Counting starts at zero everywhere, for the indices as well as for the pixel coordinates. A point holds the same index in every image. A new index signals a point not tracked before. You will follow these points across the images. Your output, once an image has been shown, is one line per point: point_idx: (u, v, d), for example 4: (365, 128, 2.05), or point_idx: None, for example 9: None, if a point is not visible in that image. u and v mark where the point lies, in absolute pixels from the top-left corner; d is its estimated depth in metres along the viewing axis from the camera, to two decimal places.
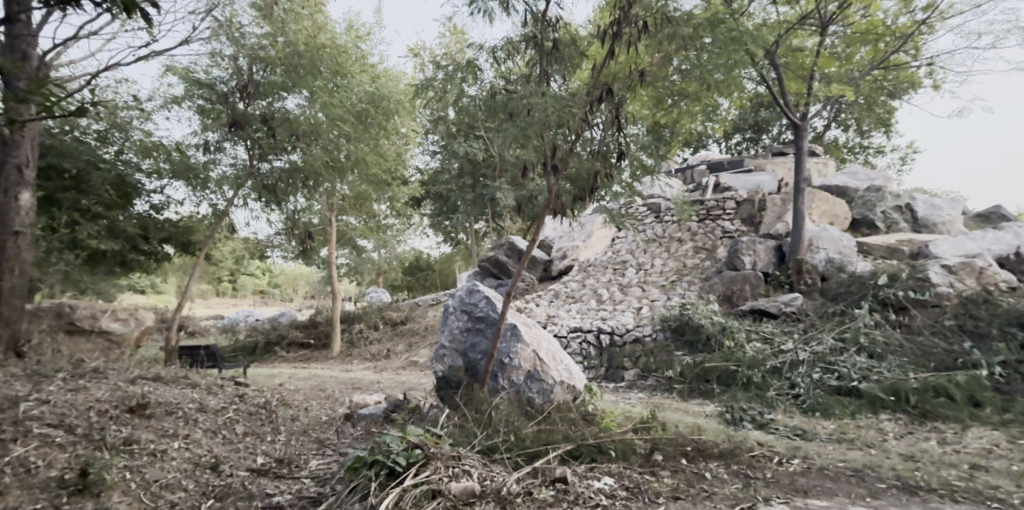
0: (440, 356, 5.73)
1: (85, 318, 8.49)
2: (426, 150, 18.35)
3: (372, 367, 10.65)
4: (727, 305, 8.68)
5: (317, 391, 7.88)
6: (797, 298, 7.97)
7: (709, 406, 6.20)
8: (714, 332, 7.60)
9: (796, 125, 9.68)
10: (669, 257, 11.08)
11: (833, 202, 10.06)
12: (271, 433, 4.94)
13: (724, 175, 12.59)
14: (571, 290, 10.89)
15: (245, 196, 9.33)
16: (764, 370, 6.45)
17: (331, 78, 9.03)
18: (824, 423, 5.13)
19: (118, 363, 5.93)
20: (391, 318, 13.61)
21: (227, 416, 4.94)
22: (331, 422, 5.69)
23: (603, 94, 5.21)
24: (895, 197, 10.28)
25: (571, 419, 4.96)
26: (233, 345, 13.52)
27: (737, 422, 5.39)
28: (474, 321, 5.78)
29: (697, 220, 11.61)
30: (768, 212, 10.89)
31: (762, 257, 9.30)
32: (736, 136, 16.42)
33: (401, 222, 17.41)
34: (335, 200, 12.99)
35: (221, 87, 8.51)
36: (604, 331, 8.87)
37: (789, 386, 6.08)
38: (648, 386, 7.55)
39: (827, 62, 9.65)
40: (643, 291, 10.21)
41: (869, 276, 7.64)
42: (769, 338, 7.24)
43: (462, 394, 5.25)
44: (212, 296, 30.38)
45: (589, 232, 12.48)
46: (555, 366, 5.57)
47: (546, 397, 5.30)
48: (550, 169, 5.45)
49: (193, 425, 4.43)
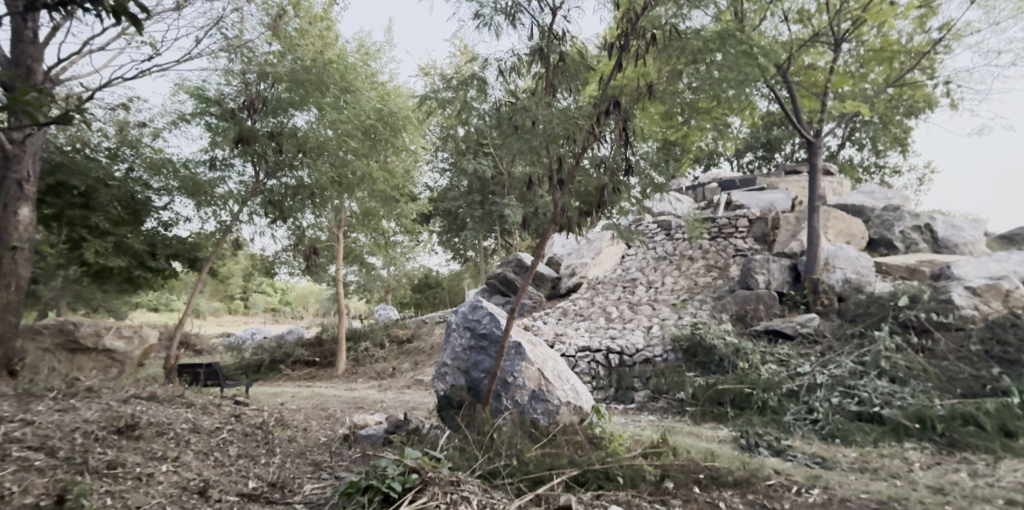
0: (442, 374, 5.57)
1: (88, 335, 8.41)
2: (435, 167, 18.33)
3: (377, 386, 10.47)
4: (740, 325, 8.43)
5: (319, 410, 7.71)
6: (813, 319, 7.77)
7: (722, 430, 5.96)
8: (727, 353, 7.37)
9: (811, 142, 9.48)
10: (681, 275, 10.85)
11: (849, 220, 9.82)
12: (266, 455, 4.77)
13: (736, 193, 12.39)
14: (579, 308, 10.68)
15: (252, 212, 9.24)
16: (780, 394, 6.22)
17: (337, 97, 8.96)
18: (844, 451, 4.87)
19: (115, 382, 5.79)
20: (397, 336, 13.45)
21: (221, 437, 4.78)
22: (330, 444, 5.52)
23: (609, 107, 5.12)
24: (914, 216, 10.01)
25: (577, 442, 4.74)
26: (238, 362, 13.39)
27: (752, 448, 5.15)
28: (477, 338, 5.61)
29: (709, 238, 11.40)
30: (782, 230, 10.65)
31: (776, 276, 9.06)
32: (749, 154, 16.24)
33: (410, 239, 17.34)
34: (343, 216, 12.92)
35: (230, 104, 8.42)
36: (614, 351, 8.69)
37: (806, 410, 5.83)
38: (659, 409, 7.31)
39: (840, 80, 9.40)
40: (653, 310, 9.99)
41: (889, 297, 7.38)
42: (785, 360, 6.99)
43: (464, 414, 5.07)
44: (223, 313, 30.44)
45: (598, 249, 12.30)
46: (561, 385, 5.36)
47: (551, 419, 5.09)
48: (556, 183, 5.28)
49: (184, 447, 4.27)
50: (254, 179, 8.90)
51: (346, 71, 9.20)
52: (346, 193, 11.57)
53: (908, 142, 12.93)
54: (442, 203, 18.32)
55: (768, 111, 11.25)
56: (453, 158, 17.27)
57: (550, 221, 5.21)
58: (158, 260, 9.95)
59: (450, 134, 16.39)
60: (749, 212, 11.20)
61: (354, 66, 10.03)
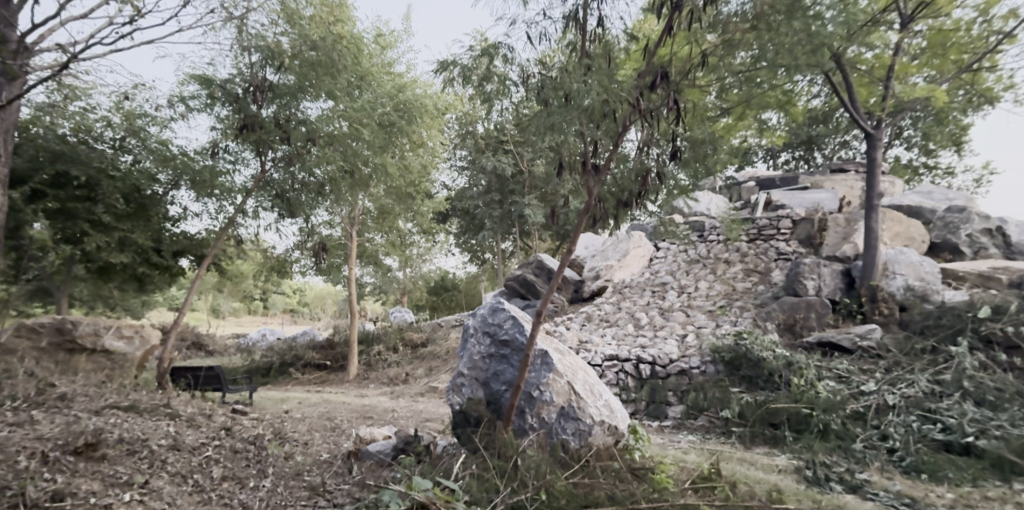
0: (458, 386, 4.86)
1: (87, 335, 7.86)
2: (454, 166, 17.69)
3: (389, 393, 9.84)
4: (789, 335, 7.67)
5: (324, 420, 7.09)
6: (874, 331, 6.98)
7: (779, 457, 5.24)
8: (778, 368, 6.58)
9: (869, 134, 8.57)
10: (716, 280, 10.07)
11: (906, 223, 9.05)
12: (256, 477, 4.11)
13: (776, 193, 11.55)
14: (606, 314, 9.96)
15: (259, 205, 8.51)
16: (844, 416, 5.54)
17: (348, 83, 8.29)
18: (937, 492, 4.14)
19: (96, 388, 5.17)
20: (411, 340, 12.84)
21: (205, 455, 4.12)
22: (332, 462, 4.86)
23: (657, 79, 4.28)
24: (983, 219, 9.09)
25: (615, 472, 4.02)
26: (246, 364, 12.87)
27: (822, 483, 4.42)
28: (497, 346, 4.88)
29: (747, 240, 10.60)
30: (831, 232, 9.80)
31: (827, 282, 8.25)
32: (785, 154, 15.35)
33: (426, 240, 16.78)
34: (357, 213, 12.32)
35: (235, 88, 7.60)
36: (645, 360, 7.91)
37: (879, 437, 5.15)
38: (698, 428, 6.56)
39: (905, 67, 8.24)
40: (688, 317, 9.22)
41: (964, 308, 6.57)
42: (844, 377, 6.29)
43: (482, 433, 4.36)
44: (241, 313, 30.18)
45: (623, 250, 11.49)
46: (594, 401, 4.61)
47: (583, 441, 4.36)
48: (592, 168, 4.57)
49: (158, 468, 3.62)
50: (259, 171, 8.07)
51: (358, 57, 8.55)
52: (359, 188, 11.00)
53: (963, 140, 11.99)
54: (459, 202, 17.70)
55: (813, 105, 10.40)
56: (472, 155, 16.60)
57: (582, 212, 4.49)
58: (164, 257, 9.38)
59: (469, 131, 15.81)
60: (792, 212, 10.36)
61: (367, 55, 9.42)
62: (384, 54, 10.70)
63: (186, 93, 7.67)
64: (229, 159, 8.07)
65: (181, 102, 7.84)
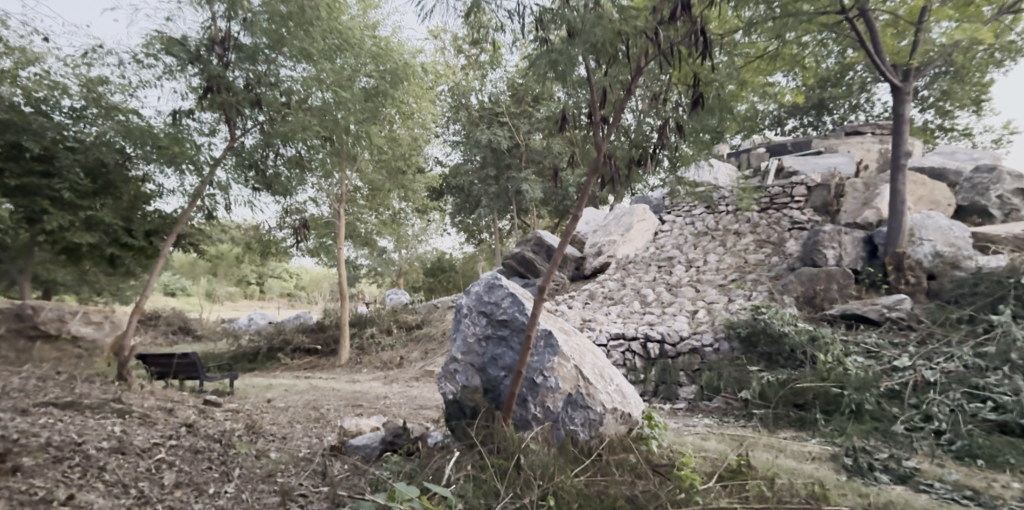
0: (451, 373, 4.22)
1: (50, 321, 7.25)
2: (447, 141, 16.97)
3: (382, 378, 9.31)
4: (808, 308, 7.14)
5: (309, 410, 6.52)
6: (904, 302, 6.43)
7: (810, 442, 4.72)
8: (801, 343, 6.03)
9: (897, 87, 7.85)
10: (727, 253, 9.49)
11: (930, 186, 8.52)
12: (216, 482, 3.52)
13: (788, 159, 10.93)
14: (609, 291, 9.40)
15: (233, 179, 7.86)
16: (878, 395, 5.01)
17: (324, 44, 7.59)
18: (1002, 482, 3.62)
19: (38, 382, 4.59)
20: (405, 322, 12.24)
21: (156, 459, 3.55)
22: (310, 458, 4.30)
23: (678, 10, 3.52)
24: (1014, 179, 8.49)
25: (632, 468, 3.49)
26: (233, 350, 12.29)
27: (864, 473, 3.88)
28: (494, 326, 4.25)
29: (758, 210, 10.00)
30: (849, 198, 9.20)
31: (848, 251, 7.70)
32: (794, 120, 14.72)
33: (420, 218, 16.12)
34: (344, 189, 11.63)
35: (198, 48, 6.88)
36: (653, 339, 7.37)
37: (922, 418, 4.63)
38: (715, 411, 6.03)
39: (938, 12, 7.43)
40: (697, 292, 8.65)
41: (1005, 274, 6.01)
42: (875, 351, 5.76)
43: (479, 426, 3.77)
44: (239, 298, 29.56)
45: (626, 224, 10.87)
46: (604, 387, 4.05)
47: (592, 432, 3.82)
48: (599, 120, 3.95)
49: (92, 478, 3.08)
50: (229, 138, 7.37)
51: (335, 16, 7.86)
52: (344, 160, 10.34)
53: (984, 99, 11.32)
54: (454, 179, 17.02)
55: (829, 62, 9.69)
56: (466, 129, 15.87)
57: (589, 172, 3.87)
58: (135, 237, 8.72)
59: (462, 103, 15.13)
60: (807, 179, 9.75)
61: (347, 18, 8.71)
62: (367, 16, 9.95)
63: (148, 56, 6.99)
64: (200, 129, 7.38)
65: (142, 65, 7.13)
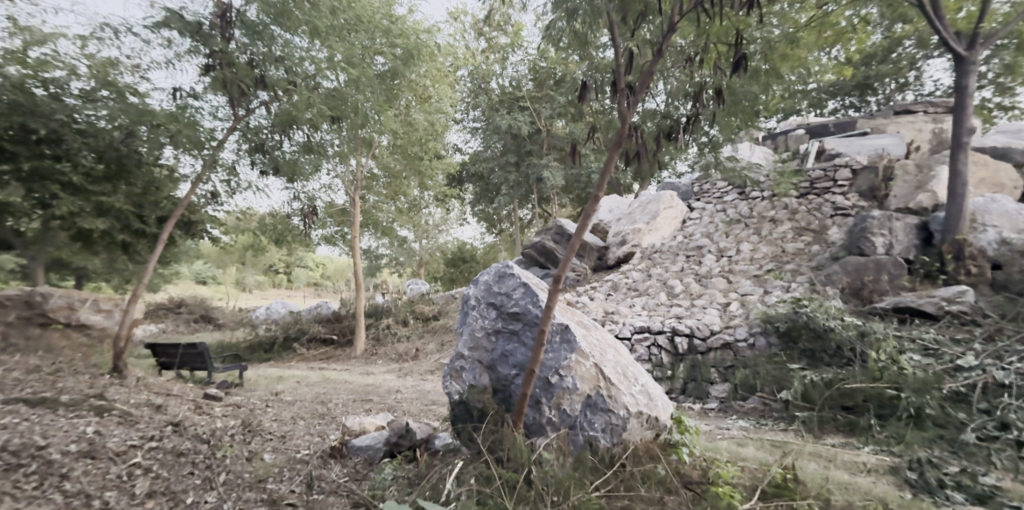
0: (457, 370, 3.77)
1: (59, 308, 7.02)
2: (467, 127, 16.52)
3: (397, 370, 8.97)
4: (856, 301, 6.54)
5: (315, 405, 6.17)
6: (966, 294, 5.81)
7: (862, 450, 4.19)
8: (849, 340, 5.47)
9: (962, 57, 7.10)
10: (762, 241, 8.89)
11: (993, 168, 7.87)
12: (197, 490, 3.15)
13: (830, 140, 10.24)
14: (634, 282, 8.88)
15: (240, 161, 7.53)
16: (940, 398, 4.45)
17: (335, 19, 7.21)
18: None
19: (21, 376, 4.30)
20: (423, 312, 11.89)
21: (130, 464, 3.21)
22: (307, 460, 3.93)
23: None
24: None
25: (661, 483, 3.04)
26: (248, 339, 12.08)
27: (933, 491, 3.35)
28: (505, 320, 3.80)
29: (797, 195, 9.37)
30: (899, 182, 8.51)
31: (899, 238, 7.06)
32: (833, 101, 13.91)
33: (439, 207, 15.74)
34: (360, 176, 11.30)
35: (205, 26, 6.54)
36: (681, 332, 6.84)
37: (995, 426, 4.06)
38: (751, 412, 5.50)
39: None
40: (730, 283, 8.08)
41: None
42: (935, 348, 5.18)
43: (487, 432, 3.34)
44: (265, 287, 29.68)
45: (652, 212, 10.31)
46: (628, 388, 3.57)
47: (614, 439, 3.35)
48: (625, 86, 3.45)
49: (48, 490, 2.79)
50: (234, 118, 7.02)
51: None
52: (360, 145, 9.98)
53: None
54: (474, 166, 16.56)
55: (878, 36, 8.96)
56: (485, 114, 15.37)
57: (612, 147, 3.39)
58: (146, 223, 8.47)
59: (482, 87, 14.81)
60: (852, 161, 9.08)
61: None
62: None
63: (151, 33, 6.67)
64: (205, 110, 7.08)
65: (147, 43, 6.83)
